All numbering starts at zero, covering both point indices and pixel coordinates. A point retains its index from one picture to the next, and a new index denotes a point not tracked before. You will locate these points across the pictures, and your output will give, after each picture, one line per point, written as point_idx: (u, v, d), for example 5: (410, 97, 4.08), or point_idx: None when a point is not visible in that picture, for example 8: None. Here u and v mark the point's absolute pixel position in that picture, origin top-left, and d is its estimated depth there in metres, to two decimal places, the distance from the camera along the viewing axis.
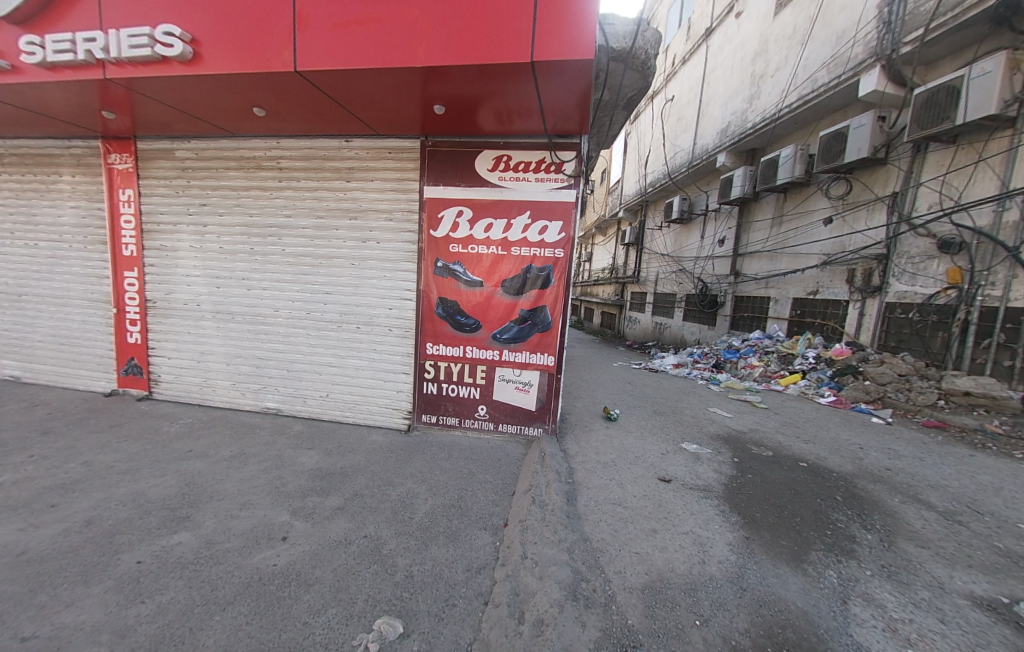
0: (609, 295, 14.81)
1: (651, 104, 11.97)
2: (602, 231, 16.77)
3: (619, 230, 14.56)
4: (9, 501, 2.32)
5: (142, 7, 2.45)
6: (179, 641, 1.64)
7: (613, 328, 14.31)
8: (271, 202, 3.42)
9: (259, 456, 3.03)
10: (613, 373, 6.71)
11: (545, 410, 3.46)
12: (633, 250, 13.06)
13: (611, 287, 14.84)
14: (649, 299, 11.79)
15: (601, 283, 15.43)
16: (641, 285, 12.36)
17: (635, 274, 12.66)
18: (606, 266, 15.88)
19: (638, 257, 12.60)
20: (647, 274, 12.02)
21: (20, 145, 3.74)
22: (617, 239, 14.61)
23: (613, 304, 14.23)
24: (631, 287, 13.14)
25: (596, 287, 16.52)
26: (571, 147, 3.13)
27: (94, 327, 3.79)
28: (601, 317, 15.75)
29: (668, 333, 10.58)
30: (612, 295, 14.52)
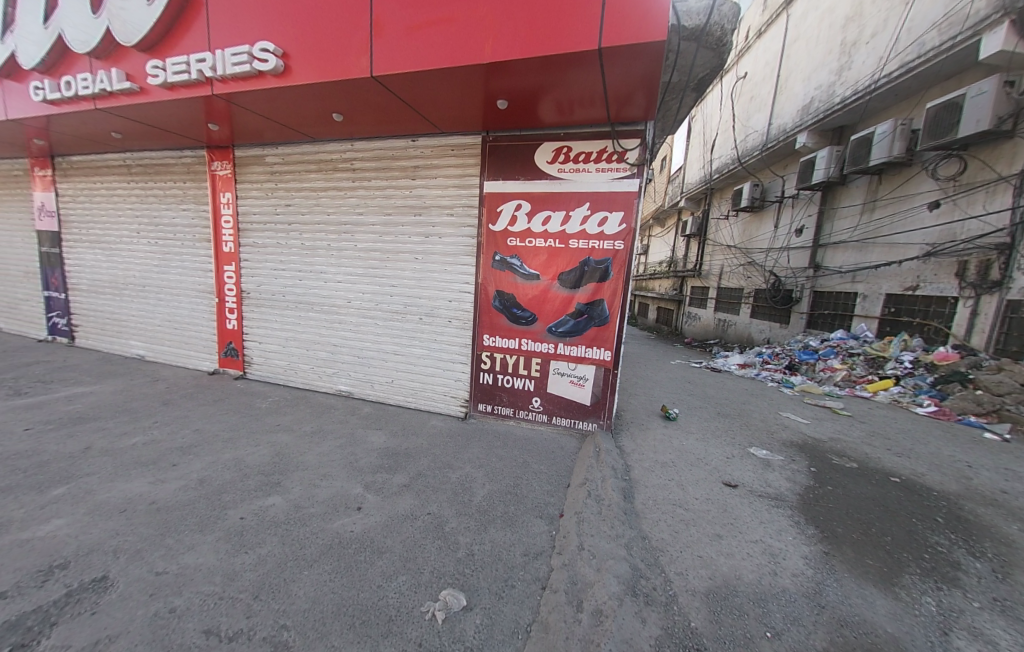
0: (667, 289, 14.14)
1: (719, 84, 11.13)
2: (660, 223, 16.00)
3: (679, 221, 13.78)
4: (142, 458, 2.78)
5: (241, 27, 2.71)
6: (275, 589, 1.88)
7: (670, 324, 13.66)
8: (345, 201, 3.70)
9: (334, 433, 3.32)
10: (671, 372, 6.43)
11: (600, 405, 3.43)
12: (695, 242, 12.31)
13: (669, 282, 14.16)
14: (711, 294, 11.09)
15: (658, 277, 14.77)
16: (702, 280, 11.65)
17: (695, 268, 11.97)
18: (663, 259, 15.15)
19: (700, 250, 11.87)
20: (709, 268, 11.31)
21: (145, 157, 4.37)
22: (676, 230, 13.87)
23: (670, 299, 13.58)
24: (691, 281, 12.43)
25: (653, 282, 15.84)
26: (635, 134, 3.03)
27: (200, 314, 4.38)
28: (657, 313, 15.10)
29: (734, 331, 9.88)
30: (669, 289, 13.84)
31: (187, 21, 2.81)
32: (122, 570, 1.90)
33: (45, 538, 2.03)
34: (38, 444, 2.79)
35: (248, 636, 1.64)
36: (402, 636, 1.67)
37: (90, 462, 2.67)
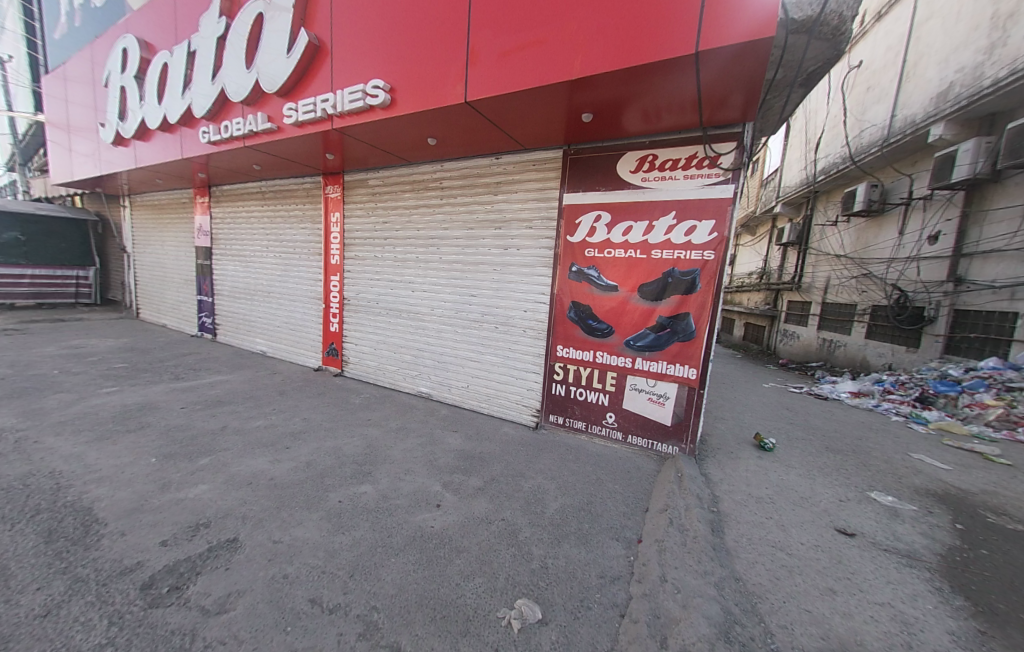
0: (758, 304, 12.79)
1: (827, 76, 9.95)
2: (750, 231, 14.60)
3: (774, 229, 12.46)
4: (264, 438, 3.25)
5: (357, 68, 3.09)
6: (367, 571, 2.04)
7: (762, 343, 12.29)
8: (433, 218, 4.01)
9: (416, 432, 3.55)
10: (764, 396, 5.76)
11: (681, 426, 3.20)
12: (793, 252, 11.00)
13: (760, 296, 12.81)
14: (814, 310, 9.77)
15: (747, 290, 13.45)
16: (802, 294, 10.33)
17: (793, 281, 10.68)
18: (753, 271, 13.78)
19: (800, 260, 10.59)
20: (812, 280, 10.01)
21: (275, 185, 5.21)
22: (771, 238, 12.56)
23: (761, 314, 12.26)
24: (787, 295, 11.11)
25: (740, 295, 14.46)
26: (730, 138, 2.84)
27: (309, 318, 5.04)
28: (745, 330, 13.71)
29: (844, 353, 8.56)
30: (762, 304, 12.51)
31: (314, 68, 3.28)
32: (248, 534, 2.22)
33: (195, 498, 2.46)
34: (191, 420, 3.42)
35: (345, 611, 1.80)
36: (480, 638, 1.70)
37: (227, 438, 3.19)
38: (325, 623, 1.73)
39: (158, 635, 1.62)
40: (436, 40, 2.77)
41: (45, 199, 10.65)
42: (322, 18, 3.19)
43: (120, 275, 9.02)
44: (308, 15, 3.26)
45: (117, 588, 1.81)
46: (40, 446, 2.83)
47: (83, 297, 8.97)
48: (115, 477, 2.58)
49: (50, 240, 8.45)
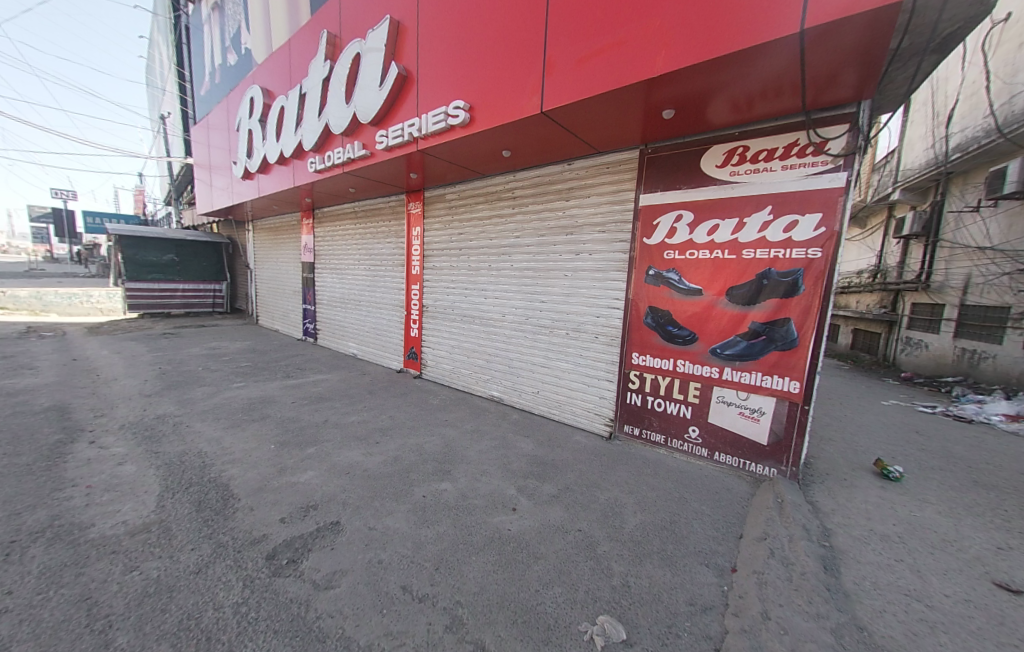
0: (871, 307, 10.97)
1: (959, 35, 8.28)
2: (858, 223, 12.62)
3: (892, 220, 10.61)
4: (357, 432, 3.59)
5: (439, 92, 3.32)
6: (451, 567, 2.14)
7: (876, 353, 10.48)
8: (506, 227, 4.14)
9: (490, 435, 3.65)
10: (884, 416, 4.89)
11: (780, 446, 2.86)
12: (917, 245, 9.27)
13: (874, 297, 10.98)
14: (949, 314, 8.10)
15: (856, 291, 11.62)
16: (932, 295, 8.62)
17: (918, 279, 8.99)
18: (863, 269, 11.87)
19: (927, 254, 8.88)
20: (945, 278, 8.33)
21: (364, 204, 5.80)
22: (888, 230, 10.71)
23: (875, 319, 10.49)
24: (910, 296, 9.37)
25: (846, 297, 12.54)
26: (841, 120, 2.50)
27: (392, 324, 5.49)
28: (852, 337, 11.84)
29: (996, 367, 6.95)
30: (876, 307, 10.71)
31: (402, 96, 3.60)
32: (347, 519, 2.46)
33: (305, 482, 2.81)
34: (300, 413, 3.92)
35: (432, 602, 1.90)
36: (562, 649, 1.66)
37: (328, 431, 3.59)
38: (414, 611, 1.83)
39: (281, 600, 1.86)
40: (514, 56, 2.86)
41: (195, 228, 13.16)
42: (409, 49, 3.48)
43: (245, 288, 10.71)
44: (397, 48, 3.57)
45: (249, 555, 2.13)
46: (193, 429, 3.47)
47: (219, 306, 10.79)
48: (245, 459, 3.05)
49: (196, 260, 10.35)
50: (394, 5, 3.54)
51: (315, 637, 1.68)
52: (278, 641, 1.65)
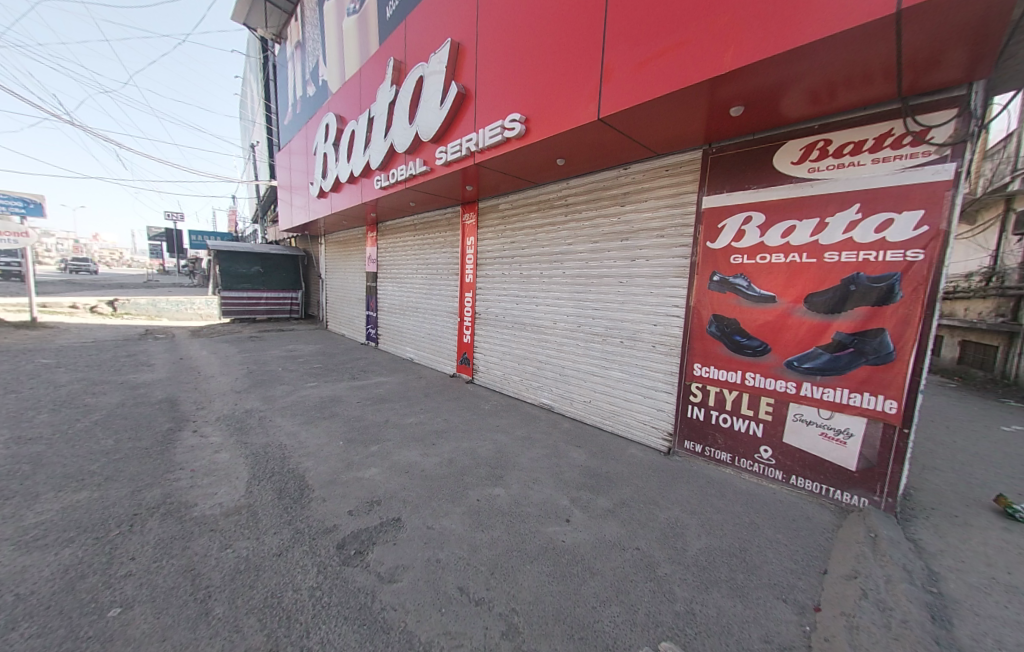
0: (985, 315, 9.37)
1: None
2: (965, 218, 10.87)
3: (1011, 214, 9.01)
4: (415, 433, 3.77)
5: (496, 107, 3.44)
6: (505, 573, 2.14)
7: (992, 370, 8.89)
8: (559, 234, 4.15)
9: (541, 443, 3.64)
10: (1009, 444, 4.12)
11: (871, 472, 2.54)
12: None
13: (988, 303, 9.37)
14: None
15: (964, 296, 10.00)
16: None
17: None
18: (973, 270, 10.19)
19: None
20: None
21: (422, 217, 6.13)
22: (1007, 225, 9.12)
23: (990, 329, 8.93)
24: None
25: (951, 303, 10.84)
26: (949, 105, 2.19)
27: (447, 330, 5.71)
28: (959, 350, 10.19)
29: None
30: (992, 315, 9.12)
31: (461, 113, 3.77)
32: (407, 517, 2.58)
33: (369, 478, 2.99)
34: (364, 412, 4.20)
35: (488, 606, 1.91)
36: None
37: (388, 430, 3.81)
38: (472, 614, 1.87)
39: (349, 588, 1.99)
40: (571, 66, 2.88)
41: (276, 242, 14.80)
42: (469, 68, 3.65)
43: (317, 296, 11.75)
44: (457, 68, 3.76)
45: (322, 543, 2.31)
46: (275, 423, 3.86)
47: (295, 312, 11.93)
48: (318, 452, 3.33)
49: (279, 271, 11.54)
50: (456, 28, 3.74)
51: (380, 628, 1.77)
52: (347, 627, 1.76)
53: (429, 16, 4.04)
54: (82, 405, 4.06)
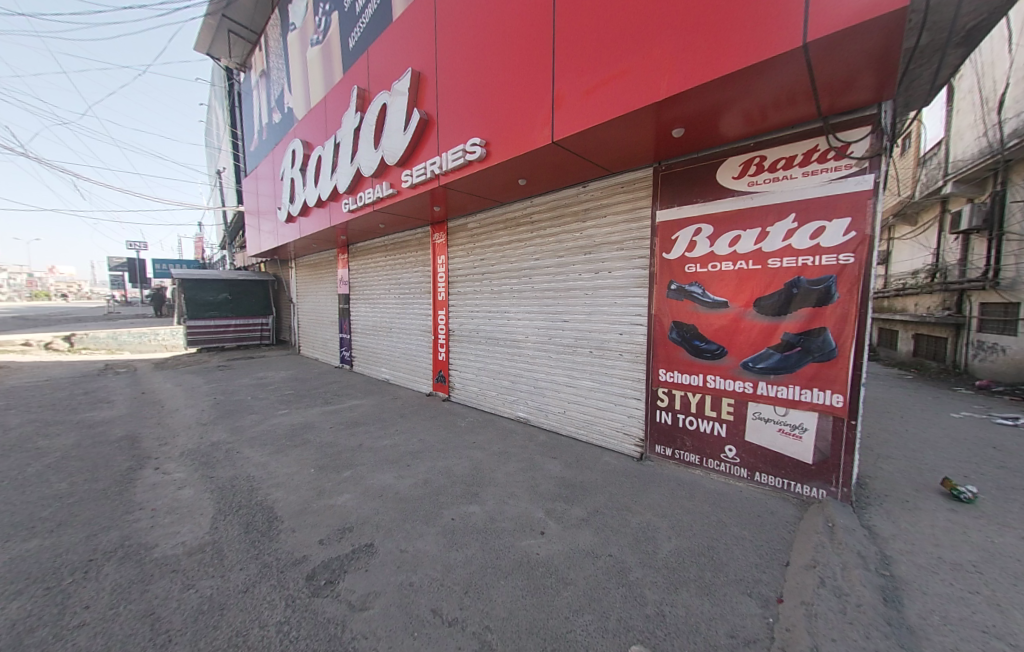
0: (925, 309, 9.56)
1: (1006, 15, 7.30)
2: (905, 219, 10.82)
3: (946, 215, 9.00)
4: (389, 456, 3.74)
5: (457, 132, 3.56)
6: (480, 592, 2.12)
7: (942, 358, 8.82)
8: (526, 250, 4.32)
9: (517, 457, 3.67)
10: (953, 430, 4.32)
11: (827, 464, 2.67)
12: (977, 239, 7.86)
13: (928, 299, 9.50)
14: None
15: (907, 294, 10.19)
16: (1004, 293, 7.15)
17: (982, 276, 7.58)
18: (912, 270, 10.42)
19: (991, 248, 7.46)
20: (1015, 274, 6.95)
21: (393, 238, 6.19)
22: (936, 227, 9.36)
23: (936, 324, 8.99)
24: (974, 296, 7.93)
25: (895, 302, 11.13)
26: (862, 123, 2.42)
27: (422, 349, 5.72)
28: (910, 344, 10.13)
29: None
30: (931, 311, 9.23)
31: (425, 138, 3.88)
32: (381, 542, 2.53)
33: (341, 505, 2.95)
34: (337, 438, 4.14)
35: (461, 626, 1.90)
36: None
37: (362, 454, 3.76)
38: (443, 636, 1.84)
39: (318, 620, 1.93)
40: (525, 93, 3.04)
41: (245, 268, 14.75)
42: (430, 96, 3.80)
43: (287, 321, 11.79)
44: (419, 95, 3.90)
45: (290, 576, 2.24)
46: (243, 454, 3.76)
47: (266, 339, 11.97)
48: (288, 482, 3.26)
49: (246, 298, 11.53)
50: (416, 58, 3.90)
51: None
52: None
53: (391, 47, 4.20)
54: (34, 448, 3.88)
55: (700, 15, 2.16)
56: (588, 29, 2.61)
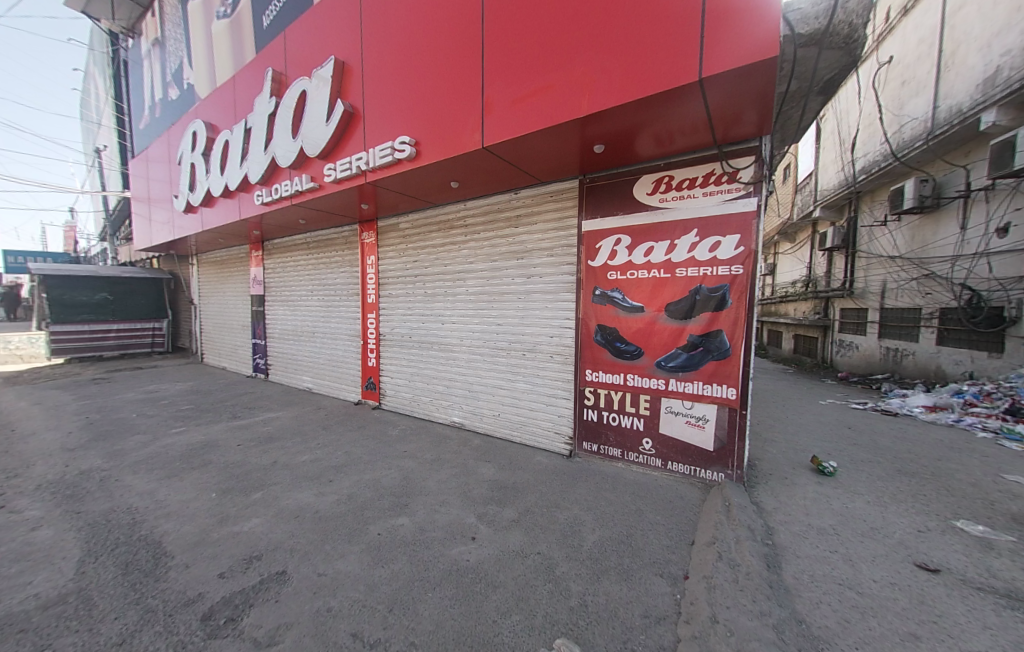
0: (802, 314, 11.34)
1: (855, 75, 9.01)
2: (787, 237, 12.75)
3: (816, 234, 10.81)
4: (309, 472, 3.44)
5: (386, 128, 3.42)
6: (406, 606, 2.03)
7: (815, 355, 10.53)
8: (459, 253, 4.28)
9: (450, 463, 3.61)
10: (820, 415, 5.17)
11: (725, 450, 3.02)
12: (838, 257, 9.53)
13: (804, 305, 11.27)
14: (871, 318, 8.28)
15: (789, 300, 12.00)
16: (856, 301, 8.77)
17: (841, 286, 9.20)
18: (792, 281, 12.29)
19: (847, 264, 9.09)
20: (864, 285, 8.55)
21: (317, 236, 5.75)
22: (809, 245, 11.16)
23: (809, 326, 10.69)
24: (836, 303, 9.59)
25: (780, 307, 13.03)
26: (747, 152, 2.80)
27: (350, 355, 5.38)
28: (792, 343, 11.94)
29: (914, 363, 7.10)
30: (806, 315, 10.97)
31: (351, 132, 3.67)
32: (295, 567, 2.31)
33: (249, 531, 2.64)
34: (246, 457, 3.70)
35: (384, 645, 1.79)
36: None
37: (276, 473, 3.42)
38: None
39: None
40: (455, 96, 3.02)
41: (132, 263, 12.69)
42: (355, 88, 3.60)
43: (188, 326, 10.39)
44: (344, 86, 3.69)
45: (181, 618, 1.93)
46: (122, 483, 3.20)
47: (158, 346, 10.44)
48: (182, 511, 2.84)
49: (132, 298, 9.98)
50: (341, 47, 3.69)
51: None
52: None
53: (313, 31, 3.92)
54: None
55: (615, 42, 2.34)
56: (515, 41, 2.69)
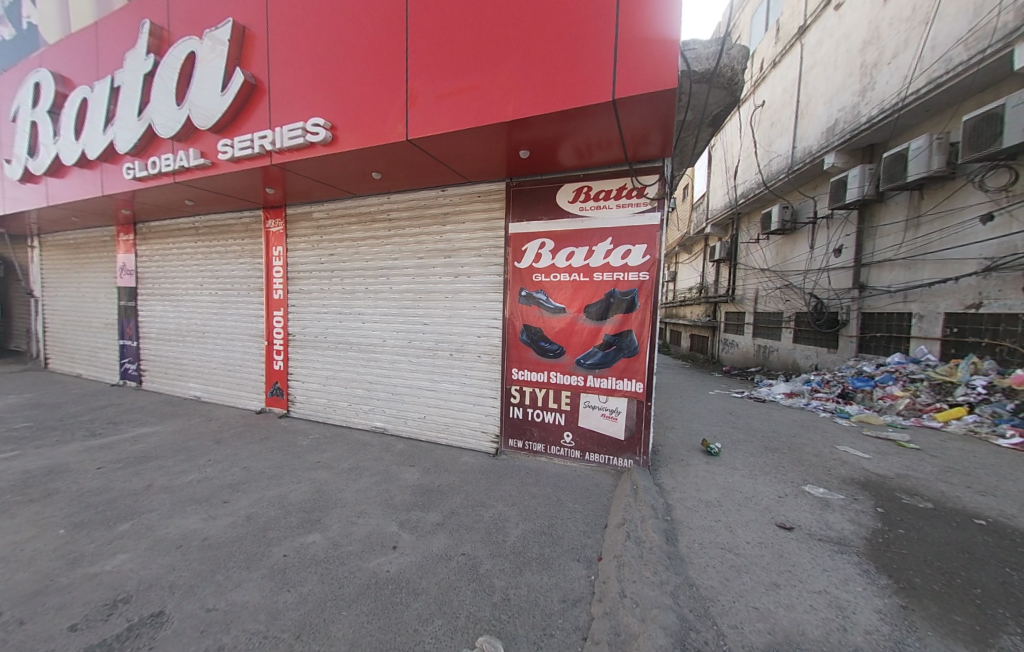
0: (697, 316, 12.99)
1: (738, 114, 10.61)
2: (686, 249, 14.49)
3: (707, 247, 12.49)
4: (197, 494, 2.97)
5: (296, 107, 3.11)
6: (316, 629, 1.86)
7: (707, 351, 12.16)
8: (382, 249, 4.07)
9: (370, 471, 3.41)
10: (710, 404, 5.99)
11: (634, 439, 3.33)
12: (725, 267, 11.13)
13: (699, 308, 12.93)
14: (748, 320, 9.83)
15: (687, 304, 13.68)
16: (737, 305, 10.33)
17: (727, 293, 10.76)
18: (690, 287, 14.02)
19: (731, 274, 10.66)
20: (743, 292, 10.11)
21: (210, 220, 4.99)
22: (702, 256, 12.83)
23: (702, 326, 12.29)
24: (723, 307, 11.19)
25: (680, 310, 14.77)
26: (653, 170, 3.11)
27: (252, 357, 4.77)
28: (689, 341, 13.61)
29: (778, 357, 8.61)
30: (700, 317, 12.60)
31: (253, 106, 3.25)
32: (175, 606, 1.96)
33: (112, 571, 2.18)
34: (109, 482, 3.06)
35: None
36: None
37: (152, 499, 2.89)
38: None
39: None
40: (377, 82, 2.86)
41: None
42: (259, 57, 3.21)
43: (24, 325, 8.28)
44: (244, 54, 3.26)
45: None
46: None
47: None
48: (7, 557, 2.23)
49: None
50: (240, 9, 3.26)
51: None
52: None
53: None
54: None
55: (538, 52, 2.43)
56: (441, 35, 2.65)
